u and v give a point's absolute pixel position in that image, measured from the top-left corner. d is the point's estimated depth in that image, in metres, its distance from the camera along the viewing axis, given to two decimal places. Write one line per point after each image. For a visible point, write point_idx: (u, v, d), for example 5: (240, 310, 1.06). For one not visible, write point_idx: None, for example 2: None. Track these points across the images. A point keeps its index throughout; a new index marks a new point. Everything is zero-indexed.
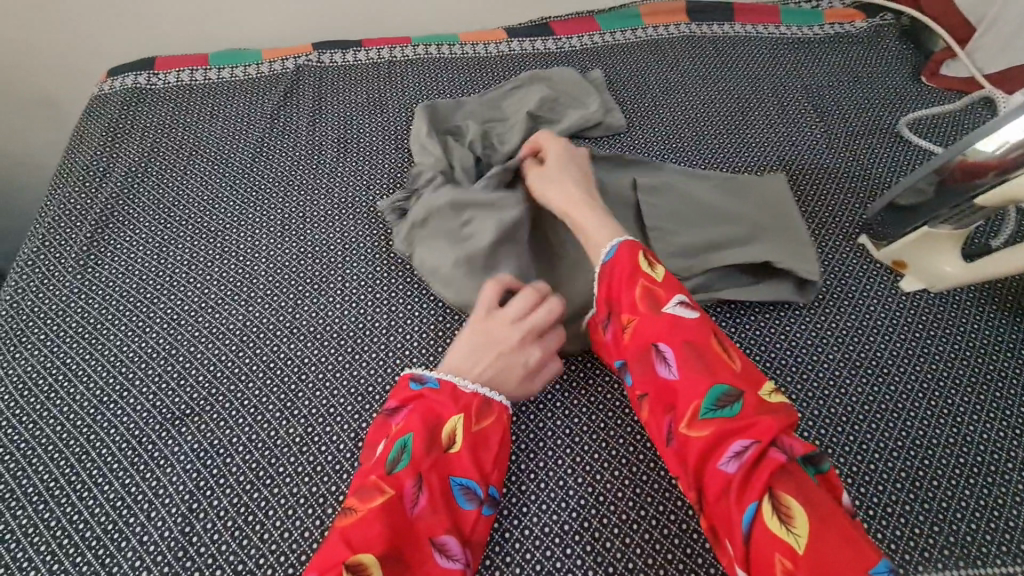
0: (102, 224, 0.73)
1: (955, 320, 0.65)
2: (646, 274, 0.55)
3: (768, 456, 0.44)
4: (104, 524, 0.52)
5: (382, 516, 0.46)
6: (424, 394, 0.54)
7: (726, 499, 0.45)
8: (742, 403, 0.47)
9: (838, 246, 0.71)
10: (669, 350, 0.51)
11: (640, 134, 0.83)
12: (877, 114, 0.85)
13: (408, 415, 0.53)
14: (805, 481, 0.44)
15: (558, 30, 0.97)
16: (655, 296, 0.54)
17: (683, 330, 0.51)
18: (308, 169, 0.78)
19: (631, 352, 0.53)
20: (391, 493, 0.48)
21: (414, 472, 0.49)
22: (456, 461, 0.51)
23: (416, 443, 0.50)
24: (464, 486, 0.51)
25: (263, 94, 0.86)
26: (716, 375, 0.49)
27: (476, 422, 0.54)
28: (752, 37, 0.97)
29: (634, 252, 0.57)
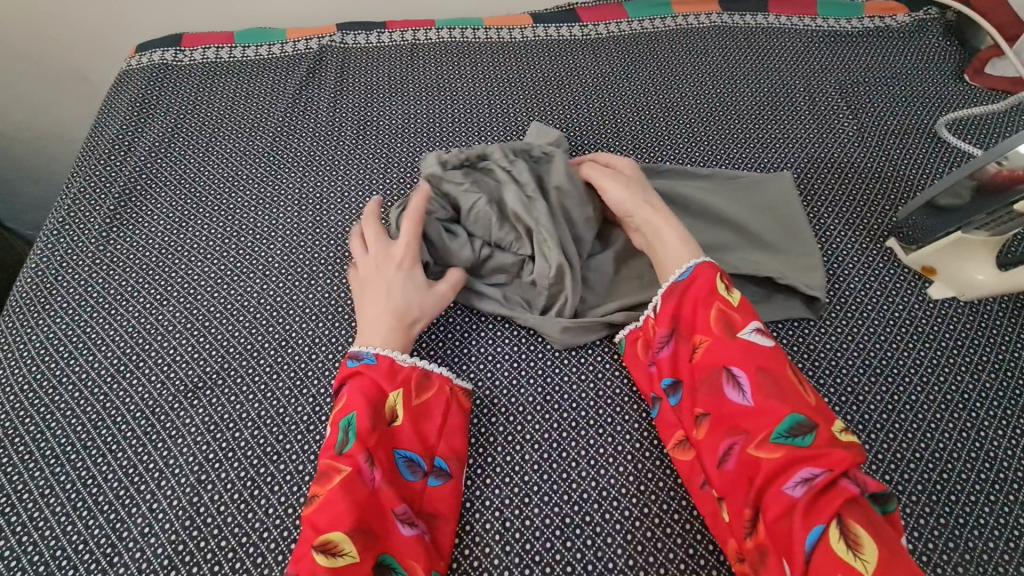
0: (126, 197, 0.74)
1: (985, 330, 0.63)
2: (722, 296, 0.55)
3: (840, 485, 0.44)
4: (116, 490, 0.54)
5: (342, 494, 0.49)
6: (361, 372, 0.56)
7: (789, 520, 0.44)
8: (816, 433, 0.47)
9: (864, 248, 0.69)
10: (742, 375, 0.51)
11: (665, 126, 0.81)
12: (914, 112, 0.81)
13: (349, 393, 0.54)
14: (875, 513, 0.43)
15: (585, 16, 0.95)
16: (730, 320, 0.53)
17: (760, 356, 0.51)
18: (327, 150, 0.78)
19: (698, 371, 0.53)
20: (346, 472, 0.50)
21: (365, 448, 0.51)
22: (400, 433, 0.53)
23: (359, 420, 0.52)
24: (410, 455, 0.53)
25: (287, 73, 0.86)
26: (790, 403, 0.49)
27: (416, 394, 0.56)
28: (787, 29, 0.93)
29: (714, 274, 0.57)
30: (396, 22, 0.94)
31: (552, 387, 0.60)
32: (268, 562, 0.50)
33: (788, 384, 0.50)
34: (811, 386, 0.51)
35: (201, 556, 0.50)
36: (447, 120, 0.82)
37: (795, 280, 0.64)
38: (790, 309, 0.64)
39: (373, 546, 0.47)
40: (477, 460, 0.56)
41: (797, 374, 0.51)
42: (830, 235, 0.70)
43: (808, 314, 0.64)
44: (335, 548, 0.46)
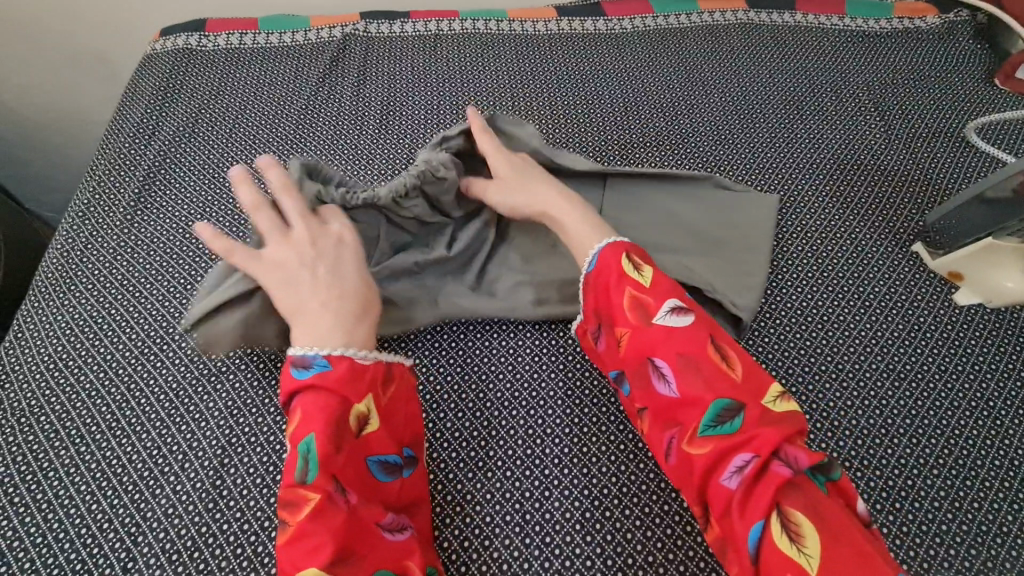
0: (149, 181, 0.74)
1: (1011, 337, 0.62)
2: (634, 280, 0.55)
3: (770, 472, 0.46)
4: (140, 470, 0.54)
5: (317, 523, 0.46)
6: (314, 383, 0.51)
7: (730, 515, 0.46)
8: (742, 416, 0.48)
9: (889, 252, 0.68)
10: (665, 365, 0.52)
11: (689, 123, 0.81)
12: (943, 115, 0.80)
13: (308, 411, 0.50)
14: (811, 495, 0.45)
15: (609, 10, 0.94)
16: (646, 306, 0.54)
17: (678, 344, 0.52)
18: (350, 139, 0.78)
19: (629, 364, 0.54)
20: (315, 500, 0.47)
21: (331, 469, 0.48)
22: (371, 441, 0.51)
23: (322, 441, 0.48)
24: (383, 460, 0.51)
25: (310, 61, 0.86)
26: (713, 389, 0.50)
27: (382, 394, 0.53)
28: (814, 28, 0.92)
29: (619, 256, 0.56)
30: (419, 12, 0.94)
31: (573, 382, 0.60)
32: None
33: (708, 365, 0.51)
34: (735, 358, 0.51)
35: (223, 538, 0.51)
36: (470, 111, 0.81)
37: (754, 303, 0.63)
38: (812, 313, 0.64)
39: (361, 567, 0.45)
40: (497, 452, 0.56)
41: (721, 350, 0.52)
42: (854, 237, 0.69)
43: (830, 316, 0.64)
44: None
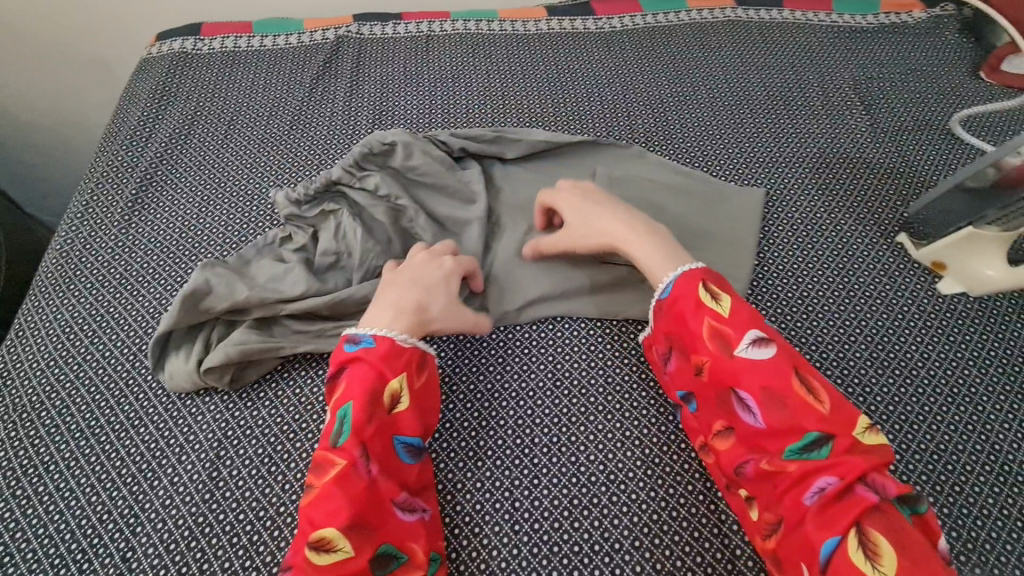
0: (146, 182, 0.75)
1: (994, 325, 0.63)
2: (713, 309, 0.53)
3: (857, 497, 0.45)
4: (138, 463, 0.55)
5: (337, 489, 0.47)
6: (360, 357, 0.54)
7: (806, 533, 0.46)
8: (830, 446, 0.47)
9: (874, 243, 0.69)
10: (748, 395, 0.50)
11: (677, 119, 0.82)
12: (928, 108, 0.81)
13: (350, 383, 0.52)
14: (899, 523, 0.44)
15: (598, 9, 0.95)
16: (725, 336, 0.52)
17: (762, 373, 0.50)
18: (343, 139, 0.79)
19: (707, 390, 0.53)
20: (340, 465, 0.49)
21: (359, 441, 0.49)
22: (401, 420, 0.52)
23: (356, 413, 0.50)
24: (411, 441, 0.52)
25: (303, 63, 0.87)
26: (801, 419, 0.48)
27: (417, 376, 0.55)
28: (801, 24, 0.93)
29: (696, 284, 0.55)
30: (411, 14, 0.95)
31: (561, 373, 0.61)
32: (285, 535, 0.52)
33: (797, 398, 0.49)
34: (822, 389, 0.49)
35: (220, 527, 0.52)
36: (461, 110, 0.83)
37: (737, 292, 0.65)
38: (797, 304, 0.65)
39: (370, 539, 0.46)
40: (486, 442, 0.57)
41: (804, 378, 0.50)
42: (840, 229, 0.70)
43: (815, 306, 0.65)
44: (329, 545, 0.45)
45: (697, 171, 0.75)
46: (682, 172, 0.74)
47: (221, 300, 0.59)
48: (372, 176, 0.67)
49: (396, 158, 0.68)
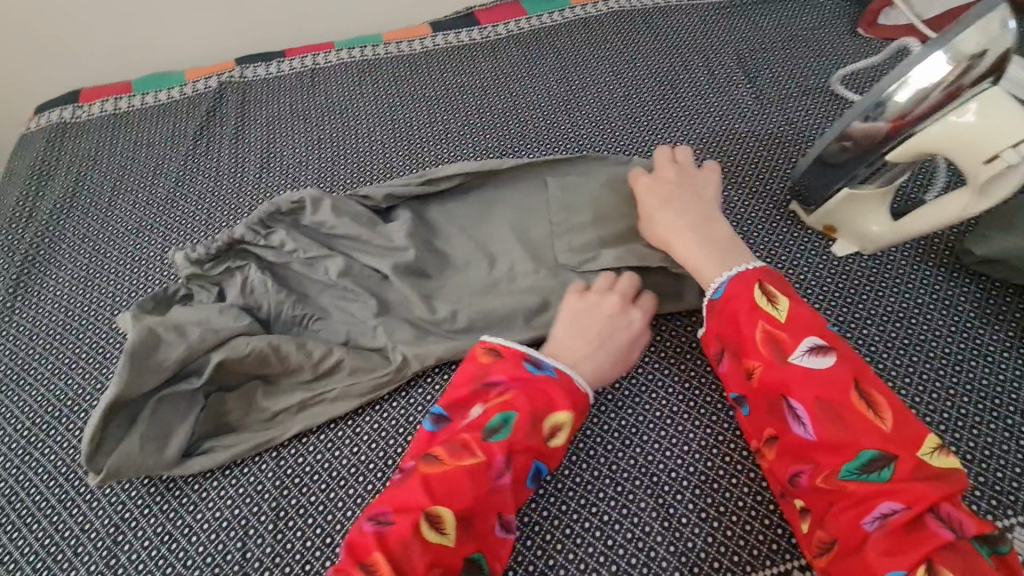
0: (28, 264, 0.72)
1: (888, 281, 0.63)
2: (770, 313, 0.52)
3: (925, 528, 0.43)
4: (34, 563, 0.52)
5: (469, 478, 0.49)
6: (538, 379, 0.54)
7: (864, 557, 0.44)
8: (894, 467, 0.46)
9: (767, 215, 0.69)
10: (802, 406, 0.49)
11: (568, 119, 0.82)
12: (811, 72, 0.82)
13: (518, 390, 0.53)
14: (970, 559, 0.42)
15: (483, 19, 0.94)
16: (781, 342, 0.51)
17: (821, 384, 0.49)
18: (231, 186, 0.77)
19: (758, 396, 0.51)
20: (481, 458, 0.50)
21: (508, 451, 0.50)
22: (549, 452, 0.52)
23: (518, 423, 0.51)
24: (543, 469, 0.53)
25: (186, 116, 0.85)
26: (863, 435, 0.47)
27: (576, 419, 0.54)
28: (684, 4, 0.93)
29: (754, 287, 0.53)
30: (296, 49, 0.93)
31: None
32: None
33: (855, 414, 0.48)
34: (885, 405, 0.48)
35: None
36: (352, 141, 0.81)
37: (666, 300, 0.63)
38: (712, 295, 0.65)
39: (470, 541, 0.47)
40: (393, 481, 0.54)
41: (870, 396, 0.48)
42: (734, 207, 0.70)
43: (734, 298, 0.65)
44: (440, 524, 0.47)
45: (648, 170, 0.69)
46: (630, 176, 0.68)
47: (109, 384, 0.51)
48: (279, 234, 0.62)
49: (307, 215, 0.63)
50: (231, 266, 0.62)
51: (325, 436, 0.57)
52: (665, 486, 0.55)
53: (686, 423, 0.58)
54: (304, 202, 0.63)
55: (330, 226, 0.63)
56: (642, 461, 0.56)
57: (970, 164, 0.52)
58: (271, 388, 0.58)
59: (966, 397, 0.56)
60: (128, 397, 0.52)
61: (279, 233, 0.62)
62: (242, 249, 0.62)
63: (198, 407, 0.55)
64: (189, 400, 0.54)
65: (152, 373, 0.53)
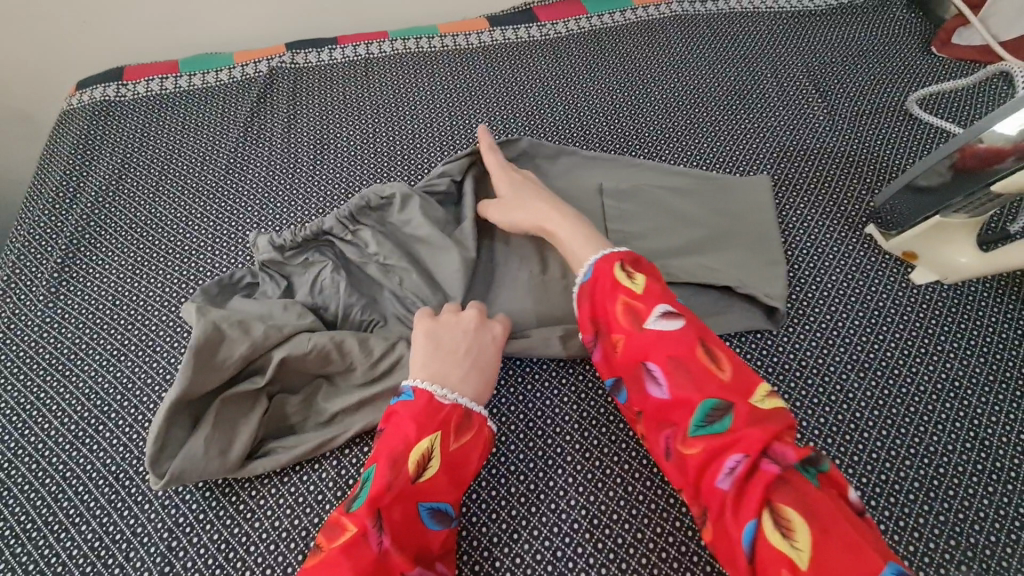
0: (74, 248, 0.69)
1: (970, 313, 0.61)
2: (627, 287, 0.51)
3: (760, 470, 0.41)
4: (82, 567, 0.49)
5: (343, 558, 0.41)
6: (397, 414, 0.49)
7: (725, 518, 0.42)
8: (731, 415, 0.44)
9: (843, 237, 0.67)
10: (657, 368, 0.48)
11: (632, 125, 0.79)
12: (884, 90, 0.80)
13: (381, 440, 0.48)
14: (806, 491, 0.40)
15: (542, 15, 0.92)
16: (636, 310, 0.50)
17: (665, 345, 0.48)
18: (283, 174, 0.74)
19: (623, 370, 0.50)
20: (353, 530, 0.43)
21: (373, 507, 0.44)
22: (430, 485, 0.47)
23: (378, 475, 0.46)
24: (437, 506, 0.47)
25: (235, 101, 0.82)
26: (704, 389, 0.46)
27: (453, 440, 0.49)
28: (750, 12, 0.91)
29: (613, 266, 0.53)
30: (348, 36, 0.91)
31: (535, 414, 0.58)
32: None
33: (699, 366, 0.47)
34: (724, 358, 0.47)
35: None
36: (408, 134, 0.78)
37: (733, 321, 0.62)
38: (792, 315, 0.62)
39: None
40: None
41: (710, 349, 0.48)
42: (806, 227, 0.68)
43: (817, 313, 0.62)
44: None
45: (706, 182, 0.70)
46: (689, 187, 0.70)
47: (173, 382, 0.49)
48: (351, 231, 0.60)
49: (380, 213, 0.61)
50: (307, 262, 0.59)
51: None
52: None
53: None
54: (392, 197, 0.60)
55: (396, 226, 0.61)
56: None
57: None
58: (332, 389, 0.56)
59: None
60: (193, 394, 0.50)
61: (366, 232, 0.59)
62: (324, 244, 0.60)
63: (261, 408, 0.52)
64: (252, 401, 0.52)
65: (213, 372, 0.50)
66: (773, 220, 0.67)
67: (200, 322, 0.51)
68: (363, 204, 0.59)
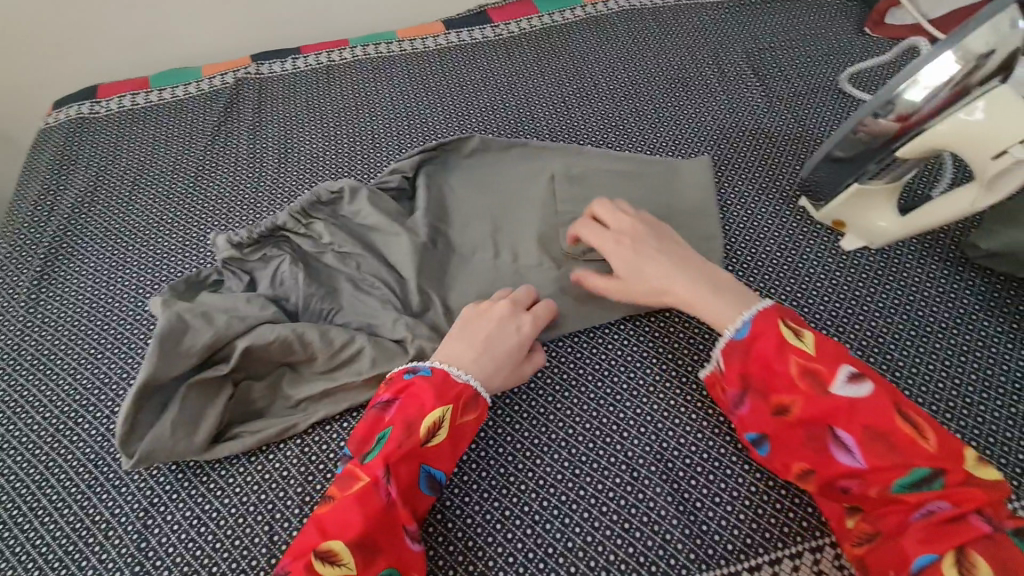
0: (53, 257, 0.73)
1: (895, 274, 0.65)
2: (797, 346, 0.51)
3: (969, 526, 0.44)
4: (65, 546, 0.53)
5: (356, 504, 0.48)
6: (413, 385, 0.54)
7: (898, 559, 0.46)
8: (943, 479, 0.46)
9: (778, 210, 0.71)
10: (848, 433, 0.49)
11: (581, 115, 0.83)
12: (820, 71, 0.84)
13: (395, 407, 0.53)
14: (1007, 545, 0.43)
15: (495, 17, 0.96)
16: (816, 373, 0.50)
17: (863, 413, 0.48)
18: (249, 177, 0.78)
19: (795, 428, 0.51)
20: (366, 480, 0.49)
21: (383, 462, 0.50)
22: (434, 452, 0.52)
23: (392, 437, 0.51)
24: (435, 475, 0.52)
25: (203, 112, 0.86)
26: (909, 454, 0.47)
27: (459, 414, 0.54)
28: (694, 3, 0.95)
29: (777, 322, 0.53)
30: (311, 46, 0.95)
31: None
32: None
33: (900, 434, 0.47)
34: (925, 424, 0.48)
35: None
36: (367, 135, 0.82)
37: None
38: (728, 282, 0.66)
39: (377, 559, 0.46)
40: None
41: (904, 411, 0.49)
42: (744, 203, 0.72)
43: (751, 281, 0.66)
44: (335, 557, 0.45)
45: (649, 166, 0.74)
46: (633, 172, 0.73)
47: (139, 369, 0.53)
48: (306, 225, 0.63)
49: (336, 207, 0.65)
50: (264, 255, 0.62)
51: (347, 423, 0.57)
52: (679, 472, 0.56)
53: (701, 412, 0.59)
54: (342, 191, 0.65)
55: (350, 218, 0.65)
56: (658, 448, 0.57)
57: (979, 160, 0.53)
58: (296, 375, 0.59)
59: (971, 386, 0.58)
60: (158, 381, 0.53)
61: (319, 224, 0.63)
62: (280, 237, 0.63)
63: (226, 394, 0.56)
64: (217, 387, 0.56)
65: (177, 361, 0.54)
66: (712, 198, 0.71)
67: (165, 315, 0.55)
68: (314, 199, 0.63)
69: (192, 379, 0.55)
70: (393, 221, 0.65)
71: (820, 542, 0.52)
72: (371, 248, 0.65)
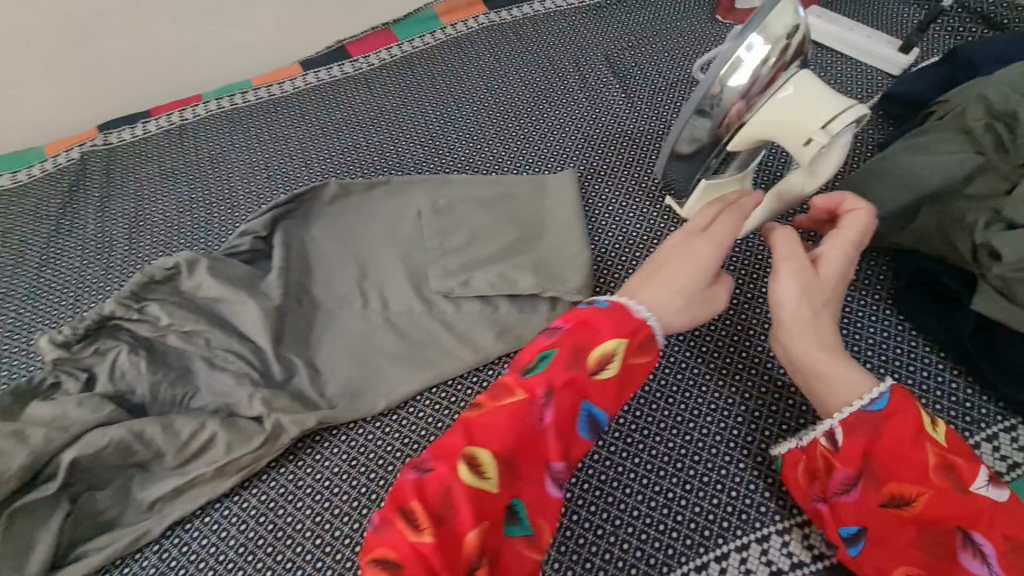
0: None
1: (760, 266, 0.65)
2: (931, 433, 0.43)
3: None
4: None
5: (509, 420, 0.43)
6: (592, 316, 0.47)
7: None
8: None
9: (644, 213, 0.70)
10: (983, 540, 0.40)
11: (446, 143, 0.81)
12: (676, 66, 0.84)
13: (558, 335, 0.46)
14: None
15: (354, 51, 0.93)
16: (954, 467, 0.41)
17: (1005, 519, 0.39)
18: (96, 260, 0.73)
19: (912, 525, 0.42)
20: (521, 397, 0.44)
21: (547, 385, 0.44)
22: (597, 391, 0.45)
23: (557, 362, 0.45)
24: (597, 417, 0.45)
25: (45, 194, 0.80)
26: None
27: (634, 352, 0.46)
28: (553, 11, 0.94)
29: (913, 403, 0.44)
30: (162, 106, 0.90)
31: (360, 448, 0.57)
32: None
33: None
34: None
35: None
36: (224, 195, 0.78)
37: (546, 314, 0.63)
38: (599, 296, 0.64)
39: (507, 490, 0.41)
40: (284, 553, 0.52)
41: None
42: (611, 211, 0.70)
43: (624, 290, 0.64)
44: (479, 469, 0.41)
45: (512, 186, 0.71)
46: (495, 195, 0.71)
47: None
48: (140, 309, 0.59)
49: (174, 284, 0.61)
50: (97, 349, 0.58)
51: (209, 518, 0.53)
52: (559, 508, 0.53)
53: None
54: (178, 265, 0.60)
55: (192, 293, 0.61)
56: None
57: (792, 147, 0.53)
58: (146, 475, 0.54)
59: None
60: None
61: (154, 305, 0.59)
62: (114, 326, 0.59)
63: (61, 512, 0.51)
64: (51, 506, 0.51)
65: None
66: (577, 211, 0.69)
67: None
68: (145, 280, 0.59)
69: (18, 503, 0.50)
70: (237, 289, 0.61)
71: (705, 560, 0.50)
72: (219, 322, 0.60)
